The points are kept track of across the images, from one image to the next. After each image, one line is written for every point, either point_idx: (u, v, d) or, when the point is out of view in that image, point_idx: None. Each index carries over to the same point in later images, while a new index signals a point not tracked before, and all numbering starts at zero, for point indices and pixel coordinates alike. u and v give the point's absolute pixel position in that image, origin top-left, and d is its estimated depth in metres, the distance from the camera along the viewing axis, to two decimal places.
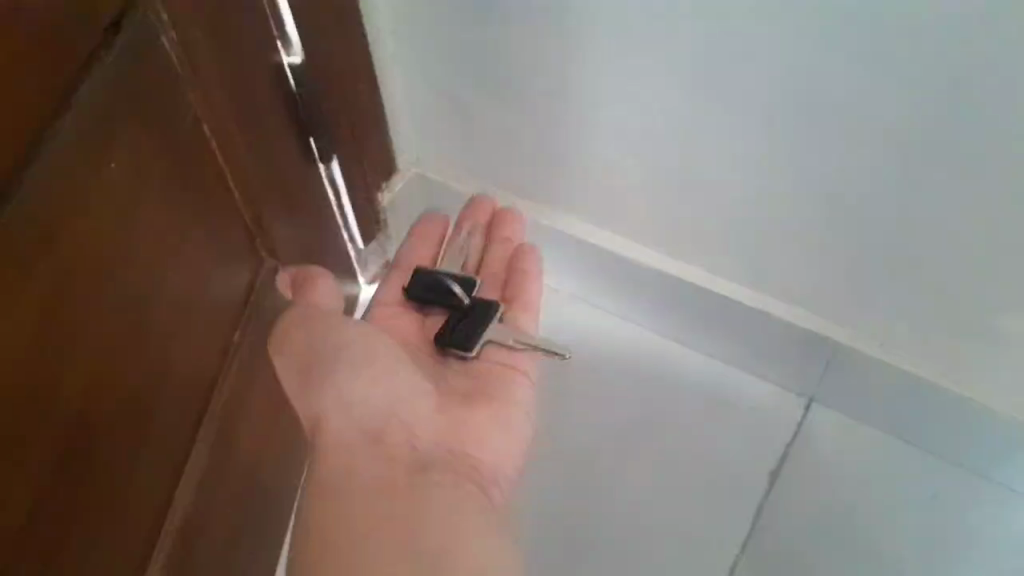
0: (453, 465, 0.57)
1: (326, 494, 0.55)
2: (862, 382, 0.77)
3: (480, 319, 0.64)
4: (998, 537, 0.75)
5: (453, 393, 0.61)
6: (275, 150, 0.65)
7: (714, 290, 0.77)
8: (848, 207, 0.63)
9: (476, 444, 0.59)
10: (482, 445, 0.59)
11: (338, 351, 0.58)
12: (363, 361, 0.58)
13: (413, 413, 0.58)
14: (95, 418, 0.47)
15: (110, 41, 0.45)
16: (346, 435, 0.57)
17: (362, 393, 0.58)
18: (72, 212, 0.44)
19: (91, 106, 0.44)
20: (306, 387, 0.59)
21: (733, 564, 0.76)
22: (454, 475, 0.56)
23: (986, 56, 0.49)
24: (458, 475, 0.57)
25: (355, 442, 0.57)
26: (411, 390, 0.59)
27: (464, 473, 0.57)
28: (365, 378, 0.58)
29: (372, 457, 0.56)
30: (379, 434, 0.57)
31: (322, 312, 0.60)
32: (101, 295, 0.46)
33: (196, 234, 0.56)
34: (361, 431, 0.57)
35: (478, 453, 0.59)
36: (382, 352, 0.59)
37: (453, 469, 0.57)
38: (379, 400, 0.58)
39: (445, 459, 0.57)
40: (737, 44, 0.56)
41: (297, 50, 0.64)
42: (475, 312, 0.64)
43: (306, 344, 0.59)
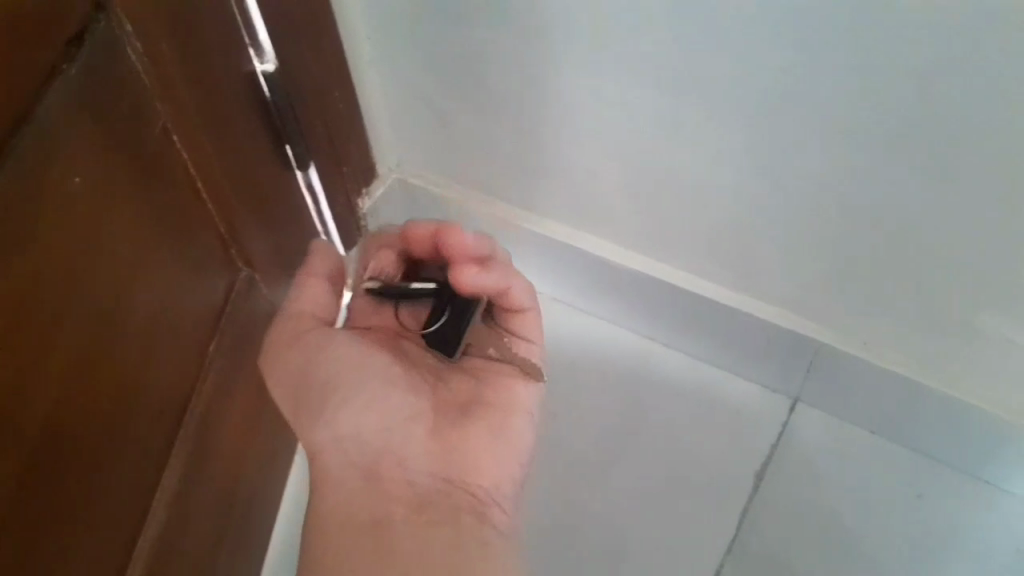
0: (450, 495, 0.57)
1: (322, 526, 0.56)
2: (847, 381, 0.77)
3: (463, 317, 0.58)
4: (983, 536, 0.76)
5: (448, 414, 0.60)
6: (249, 159, 0.64)
7: (697, 291, 0.77)
8: (829, 208, 0.62)
9: (470, 467, 0.58)
10: (478, 470, 0.59)
11: (330, 379, 0.58)
12: (355, 388, 0.58)
13: (407, 442, 0.58)
14: (65, 436, 0.47)
15: (71, 55, 0.44)
16: (340, 465, 0.57)
17: (354, 422, 0.57)
18: (37, 232, 0.43)
19: (53, 121, 0.43)
20: (300, 416, 0.58)
21: (720, 565, 0.76)
22: (450, 505, 0.57)
23: (965, 57, 0.48)
24: (455, 504, 0.57)
25: (350, 472, 0.57)
26: (404, 418, 0.58)
27: (460, 499, 0.57)
28: (357, 406, 0.57)
29: (368, 488, 0.56)
30: (373, 462, 0.57)
31: (313, 336, 0.58)
32: (70, 305, 0.46)
33: (168, 248, 0.55)
34: (356, 460, 0.57)
35: (474, 478, 0.58)
36: (375, 375, 0.58)
37: (449, 498, 0.57)
38: (372, 429, 0.58)
39: (442, 487, 0.57)
40: (716, 45, 0.55)
41: (270, 57, 0.63)
42: (455, 307, 0.58)
43: (296, 372, 0.58)
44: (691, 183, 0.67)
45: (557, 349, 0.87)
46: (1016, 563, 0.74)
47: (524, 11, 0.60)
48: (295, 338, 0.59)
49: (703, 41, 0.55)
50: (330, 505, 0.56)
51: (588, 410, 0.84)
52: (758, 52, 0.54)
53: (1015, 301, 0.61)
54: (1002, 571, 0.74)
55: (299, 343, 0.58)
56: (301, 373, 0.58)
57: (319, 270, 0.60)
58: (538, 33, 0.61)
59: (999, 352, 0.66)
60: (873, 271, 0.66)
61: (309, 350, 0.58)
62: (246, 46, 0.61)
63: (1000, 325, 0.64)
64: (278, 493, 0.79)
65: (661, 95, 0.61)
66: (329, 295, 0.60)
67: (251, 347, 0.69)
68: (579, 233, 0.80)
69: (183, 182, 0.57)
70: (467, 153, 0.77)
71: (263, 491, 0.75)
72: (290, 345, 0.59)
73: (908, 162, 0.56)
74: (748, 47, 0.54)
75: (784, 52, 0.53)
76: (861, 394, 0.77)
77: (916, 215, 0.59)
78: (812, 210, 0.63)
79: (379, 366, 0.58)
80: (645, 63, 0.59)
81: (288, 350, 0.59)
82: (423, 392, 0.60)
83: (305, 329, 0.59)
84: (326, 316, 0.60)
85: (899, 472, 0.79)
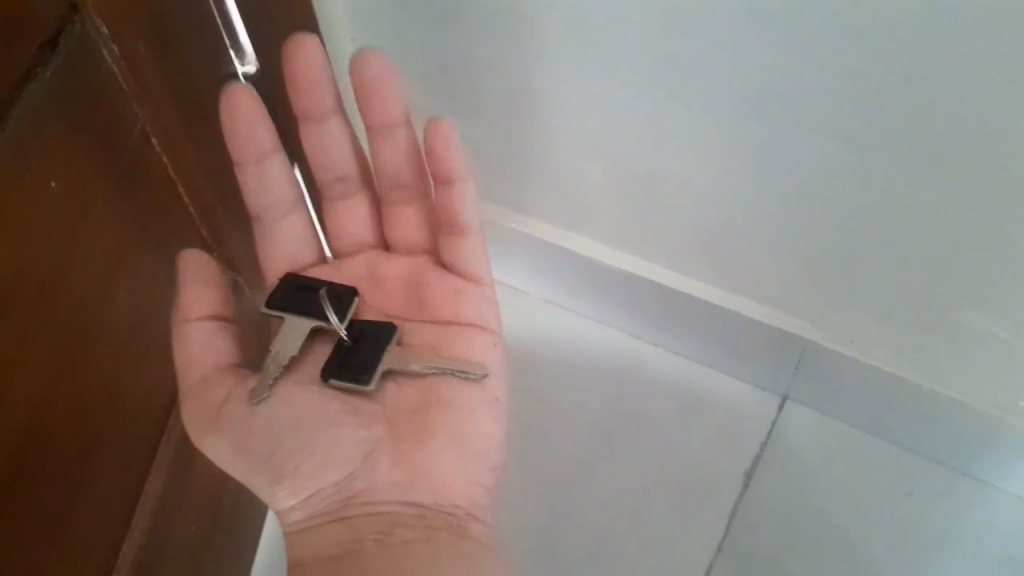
0: (427, 516, 0.53)
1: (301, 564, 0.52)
2: (835, 380, 0.77)
3: (373, 343, 0.53)
4: (971, 534, 0.75)
5: (409, 430, 0.53)
6: (230, 163, 0.64)
7: (684, 290, 0.77)
8: (815, 206, 0.62)
9: (446, 484, 0.53)
10: (450, 488, 0.53)
11: (265, 438, 0.50)
12: (296, 437, 0.50)
13: (370, 475, 0.52)
14: (45, 446, 0.46)
15: (46, 58, 0.44)
16: (308, 509, 0.52)
17: (307, 470, 0.50)
18: (14, 238, 0.42)
19: (28, 126, 0.43)
20: (246, 480, 0.52)
21: (709, 565, 0.76)
22: (429, 529, 0.52)
23: (949, 52, 0.48)
24: (432, 526, 0.52)
25: (319, 514, 0.52)
26: (361, 451, 0.51)
27: (438, 519, 0.53)
28: (303, 456, 0.50)
29: (341, 529, 0.52)
30: (340, 500, 0.52)
31: (222, 395, 0.51)
32: (50, 305, 0.45)
33: (147, 254, 0.55)
34: (320, 502, 0.52)
35: (447, 496, 0.53)
36: (314, 415, 0.51)
37: (427, 520, 0.52)
38: (327, 472, 0.51)
39: (416, 509, 0.52)
40: (700, 43, 0.55)
41: (251, 59, 0.62)
42: (368, 333, 0.53)
43: (223, 437, 0.50)
44: (678, 182, 0.67)
45: (545, 350, 0.87)
46: (1004, 559, 0.74)
47: (508, 11, 0.60)
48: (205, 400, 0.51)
49: (687, 39, 0.55)
50: (307, 545, 0.52)
51: (576, 411, 0.84)
52: (741, 50, 0.54)
53: (1000, 298, 0.61)
54: (991, 568, 0.74)
55: (209, 405, 0.51)
56: (226, 441, 0.50)
57: (198, 311, 0.52)
58: (521, 32, 0.61)
59: (984, 348, 0.66)
60: (859, 269, 0.66)
61: (231, 413, 0.51)
62: (227, 48, 0.60)
63: (985, 323, 0.64)
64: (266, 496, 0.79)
65: (645, 94, 0.60)
66: (221, 331, 0.53)
67: None
68: (567, 235, 0.79)
69: (164, 181, 0.56)
70: None
71: (248, 498, 0.75)
72: (202, 414, 0.51)
73: (893, 159, 0.55)
74: (732, 44, 0.54)
75: (768, 51, 0.53)
76: (849, 392, 0.77)
77: (902, 213, 0.59)
78: (797, 210, 0.63)
79: (314, 408, 0.51)
80: (629, 62, 0.59)
81: (202, 417, 0.51)
82: (378, 418, 0.52)
83: (210, 391, 0.51)
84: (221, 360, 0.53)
85: (888, 470, 0.79)
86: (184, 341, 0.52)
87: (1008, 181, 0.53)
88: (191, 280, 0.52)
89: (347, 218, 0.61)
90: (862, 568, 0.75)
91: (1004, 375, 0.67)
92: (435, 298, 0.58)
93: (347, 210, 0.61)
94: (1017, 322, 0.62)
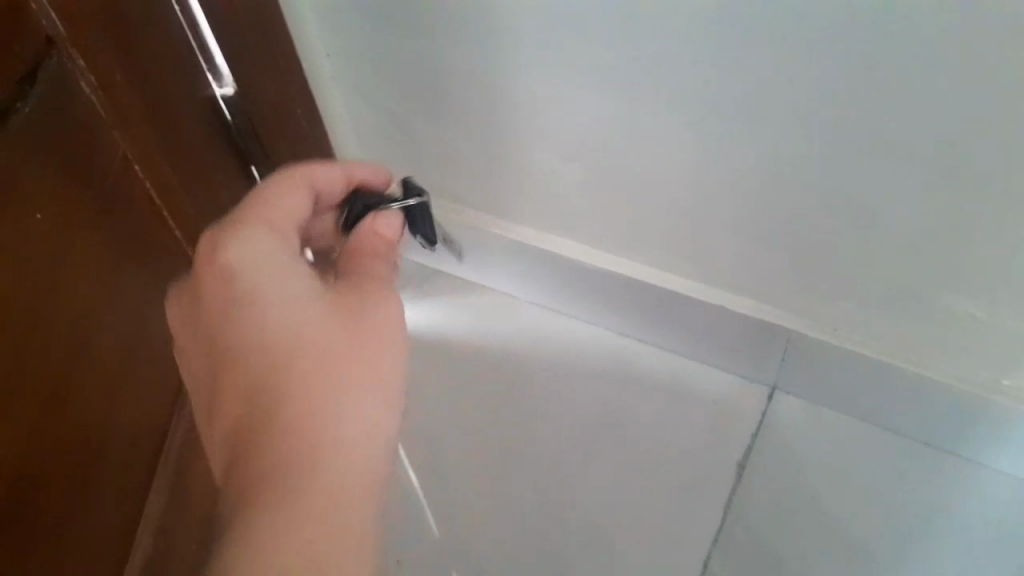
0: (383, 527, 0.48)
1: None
2: (819, 367, 0.78)
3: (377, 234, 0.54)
4: (958, 515, 0.77)
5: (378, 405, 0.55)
6: (214, 185, 0.65)
7: (658, 286, 0.78)
8: (787, 200, 0.63)
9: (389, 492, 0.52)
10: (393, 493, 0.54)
11: (310, 384, 0.46)
12: (330, 406, 0.45)
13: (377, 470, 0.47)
14: (39, 477, 0.47)
15: (26, 94, 0.45)
16: (276, 495, 0.43)
17: (336, 436, 0.45)
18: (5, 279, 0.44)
19: (8, 160, 0.44)
20: (228, 397, 0.47)
21: (706, 559, 0.78)
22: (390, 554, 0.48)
23: (914, 47, 0.48)
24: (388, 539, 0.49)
25: (315, 502, 0.43)
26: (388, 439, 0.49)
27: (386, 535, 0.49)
28: (322, 426, 0.45)
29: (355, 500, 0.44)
30: (319, 503, 0.43)
31: (274, 320, 0.47)
32: (44, 339, 0.47)
33: (135, 278, 0.56)
34: (307, 486, 0.43)
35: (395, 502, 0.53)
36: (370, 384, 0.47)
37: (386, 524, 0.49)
38: (352, 449, 0.45)
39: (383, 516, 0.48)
40: (670, 47, 0.55)
41: (228, 81, 0.64)
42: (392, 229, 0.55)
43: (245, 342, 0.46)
44: (653, 182, 0.68)
45: (536, 352, 0.88)
46: (993, 536, 0.76)
47: (480, 22, 0.60)
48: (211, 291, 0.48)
49: (656, 40, 0.55)
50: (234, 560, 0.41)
51: (567, 413, 0.85)
52: (707, 56, 0.55)
53: (975, 282, 0.63)
54: (979, 546, 0.76)
55: (249, 320, 0.47)
56: (230, 345, 0.47)
57: (290, 214, 0.50)
58: (491, 40, 0.61)
59: (965, 330, 0.67)
60: (834, 259, 0.67)
61: (278, 315, 0.47)
62: (204, 72, 0.61)
63: (961, 306, 0.65)
64: None
65: (619, 100, 0.61)
66: (393, 283, 0.50)
67: None
68: (557, 240, 0.80)
69: (149, 208, 0.57)
70: (435, 165, 0.78)
71: None
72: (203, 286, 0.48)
73: (862, 150, 0.56)
74: (697, 49, 0.55)
75: (737, 51, 0.53)
76: (836, 381, 0.79)
77: (874, 201, 0.60)
78: (773, 206, 0.64)
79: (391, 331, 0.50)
80: (600, 66, 0.59)
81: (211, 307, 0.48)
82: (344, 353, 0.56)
83: (282, 299, 0.47)
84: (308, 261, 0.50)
85: (877, 455, 0.80)
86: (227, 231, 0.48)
87: (977, 168, 0.54)
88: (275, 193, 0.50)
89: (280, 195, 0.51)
90: (854, 553, 0.76)
91: (986, 356, 0.69)
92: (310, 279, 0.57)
93: (379, 256, 0.51)
94: (993, 303, 0.63)
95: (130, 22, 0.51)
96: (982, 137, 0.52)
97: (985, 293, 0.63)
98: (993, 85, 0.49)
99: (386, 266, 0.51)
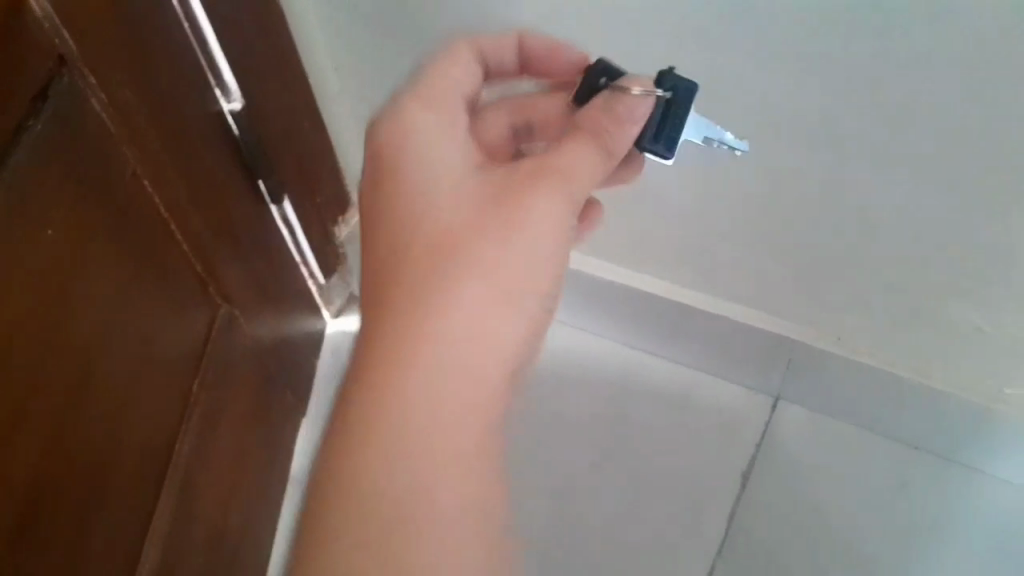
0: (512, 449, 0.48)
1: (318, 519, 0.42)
2: (825, 378, 0.79)
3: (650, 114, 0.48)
4: (960, 522, 0.79)
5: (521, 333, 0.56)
6: (225, 198, 0.65)
7: (661, 296, 0.79)
8: (787, 217, 0.64)
9: None
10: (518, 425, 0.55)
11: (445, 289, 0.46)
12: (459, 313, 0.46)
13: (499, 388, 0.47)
14: (46, 492, 0.49)
15: (38, 110, 0.45)
16: (392, 429, 0.43)
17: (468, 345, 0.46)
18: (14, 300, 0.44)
19: (22, 179, 0.44)
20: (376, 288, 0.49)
21: (712, 567, 0.80)
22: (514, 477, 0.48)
23: (918, 66, 0.48)
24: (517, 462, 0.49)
25: (434, 410, 0.44)
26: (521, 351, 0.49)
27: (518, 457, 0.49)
28: (453, 368, 0.45)
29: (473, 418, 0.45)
30: (438, 444, 0.43)
31: (425, 213, 0.48)
32: (52, 355, 0.47)
33: (145, 292, 0.57)
34: (423, 392, 0.44)
35: None
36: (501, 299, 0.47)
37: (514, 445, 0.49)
38: (474, 362, 0.46)
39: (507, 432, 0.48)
40: (674, 58, 0.55)
41: (237, 95, 0.63)
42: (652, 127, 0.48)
43: (402, 255, 0.48)
44: (655, 198, 0.69)
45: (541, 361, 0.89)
46: (991, 541, 0.78)
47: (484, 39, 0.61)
48: (375, 178, 0.50)
49: (659, 51, 0.55)
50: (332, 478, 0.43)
51: (575, 423, 0.86)
52: (707, 77, 0.55)
53: (975, 294, 0.63)
54: (980, 552, 0.78)
55: (403, 214, 0.49)
56: (386, 236, 0.49)
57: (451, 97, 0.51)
58: None
59: (967, 340, 0.68)
60: (836, 273, 0.68)
61: (432, 230, 0.48)
62: (212, 87, 0.61)
63: (962, 319, 0.66)
64: (266, 521, 0.83)
65: None
66: (576, 176, 0.47)
67: (234, 382, 0.71)
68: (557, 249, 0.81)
69: (158, 224, 0.57)
70: None
71: (251, 529, 0.79)
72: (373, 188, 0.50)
73: (861, 167, 0.57)
74: (696, 69, 0.55)
75: (738, 71, 0.54)
76: (842, 393, 0.79)
77: (876, 214, 0.60)
78: (773, 223, 0.66)
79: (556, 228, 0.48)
80: None
81: (376, 194, 0.50)
82: None
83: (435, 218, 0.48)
84: (477, 169, 0.49)
85: (880, 462, 0.81)
86: (398, 127, 0.49)
87: (977, 186, 0.55)
88: (457, 73, 0.52)
89: (459, 74, 0.52)
90: (857, 561, 0.78)
91: (987, 366, 0.69)
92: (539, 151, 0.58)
93: (586, 133, 0.48)
94: (994, 315, 0.64)
95: (135, 38, 0.51)
96: (984, 156, 0.52)
97: (985, 306, 0.64)
98: (995, 102, 0.48)
99: (586, 154, 0.47)
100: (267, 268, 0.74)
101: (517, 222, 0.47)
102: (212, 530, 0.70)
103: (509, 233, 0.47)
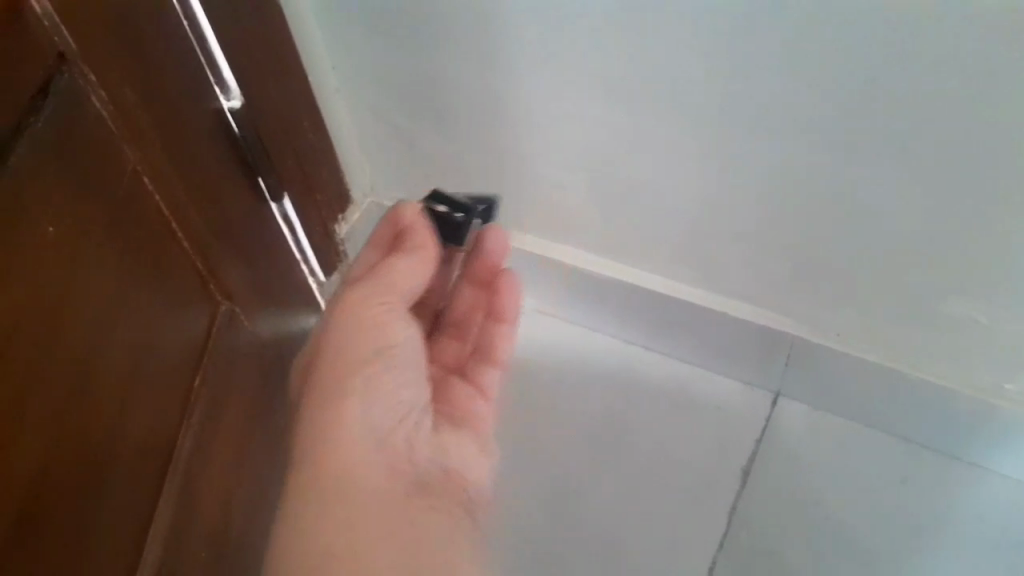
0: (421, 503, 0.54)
1: None
2: (825, 374, 0.79)
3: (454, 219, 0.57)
4: (959, 518, 0.78)
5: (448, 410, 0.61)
6: (224, 197, 0.65)
7: (658, 291, 0.79)
8: (787, 214, 0.65)
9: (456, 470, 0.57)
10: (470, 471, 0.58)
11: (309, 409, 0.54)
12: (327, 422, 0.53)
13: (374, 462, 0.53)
14: (43, 487, 0.48)
15: (38, 108, 0.45)
16: (305, 524, 0.51)
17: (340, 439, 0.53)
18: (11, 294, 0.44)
19: (20, 174, 0.44)
20: None
21: (713, 564, 0.79)
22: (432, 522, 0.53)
23: (917, 51, 0.48)
24: (439, 504, 0.55)
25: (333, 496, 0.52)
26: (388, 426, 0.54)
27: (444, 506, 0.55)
28: (348, 472, 0.52)
29: (364, 494, 0.52)
30: (338, 528, 0.51)
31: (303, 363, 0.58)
32: (48, 351, 0.47)
33: (143, 289, 0.57)
34: (315, 491, 0.52)
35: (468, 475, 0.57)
36: (358, 396, 0.53)
37: (427, 495, 0.54)
38: (345, 454, 0.53)
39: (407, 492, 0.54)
40: (673, 51, 0.55)
41: (236, 93, 0.64)
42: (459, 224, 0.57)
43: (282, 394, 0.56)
44: (655, 196, 0.69)
45: (543, 359, 0.90)
46: (991, 538, 0.77)
47: (485, 40, 0.61)
48: None
49: (660, 49, 0.55)
50: None
51: (576, 418, 0.87)
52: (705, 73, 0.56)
53: (976, 289, 0.63)
54: (981, 548, 0.77)
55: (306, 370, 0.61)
56: None
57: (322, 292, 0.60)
58: (497, 46, 0.61)
59: (967, 335, 0.68)
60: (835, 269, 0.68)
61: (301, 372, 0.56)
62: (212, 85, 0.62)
63: (963, 314, 0.66)
64: (267, 518, 0.82)
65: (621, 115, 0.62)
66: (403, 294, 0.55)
67: (234, 381, 0.71)
68: (551, 245, 0.82)
69: (158, 223, 0.58)
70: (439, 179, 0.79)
71: (251, 527, 0.78)
72: None
73: (861, 163, 0.57)
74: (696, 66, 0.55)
75: (737, 67, 0.54)
76: (841, 389, 0.80)
77: (875, 211, 0.60)
78: (773, 219, 0.66)
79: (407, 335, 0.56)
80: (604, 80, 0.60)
81: None
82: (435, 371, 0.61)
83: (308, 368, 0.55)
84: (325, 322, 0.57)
85: (877, 459, 0.82)
86: None
87: (976, 180, 0.55)
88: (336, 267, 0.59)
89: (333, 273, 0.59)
90: (857, 556, 0.78)
91: (988, 361, 0.69)
92: (471, 318, 0.65)
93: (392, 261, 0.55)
94: (995, 310, 0.64)
95: (133, 36, 0.51)
96: (981, 149, 0.52)
97: (986, 300, 0.64)
98: (999, 92, 0.48)
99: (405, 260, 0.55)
100: (267, 264, 0.74)
101: (353, 337, 0.54)
102: (212, 527, 0.70)
103: (348, 350, 0.54)
